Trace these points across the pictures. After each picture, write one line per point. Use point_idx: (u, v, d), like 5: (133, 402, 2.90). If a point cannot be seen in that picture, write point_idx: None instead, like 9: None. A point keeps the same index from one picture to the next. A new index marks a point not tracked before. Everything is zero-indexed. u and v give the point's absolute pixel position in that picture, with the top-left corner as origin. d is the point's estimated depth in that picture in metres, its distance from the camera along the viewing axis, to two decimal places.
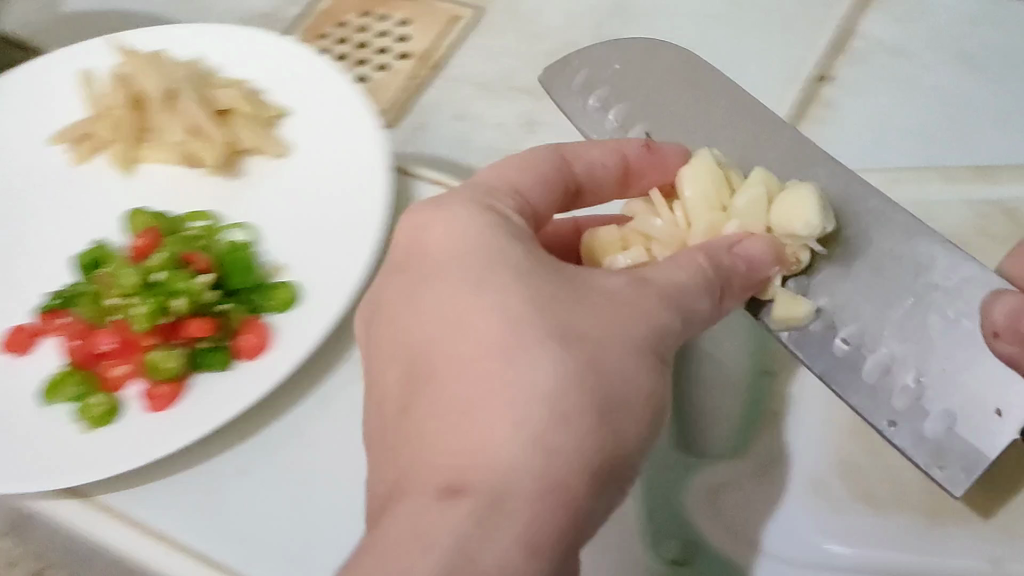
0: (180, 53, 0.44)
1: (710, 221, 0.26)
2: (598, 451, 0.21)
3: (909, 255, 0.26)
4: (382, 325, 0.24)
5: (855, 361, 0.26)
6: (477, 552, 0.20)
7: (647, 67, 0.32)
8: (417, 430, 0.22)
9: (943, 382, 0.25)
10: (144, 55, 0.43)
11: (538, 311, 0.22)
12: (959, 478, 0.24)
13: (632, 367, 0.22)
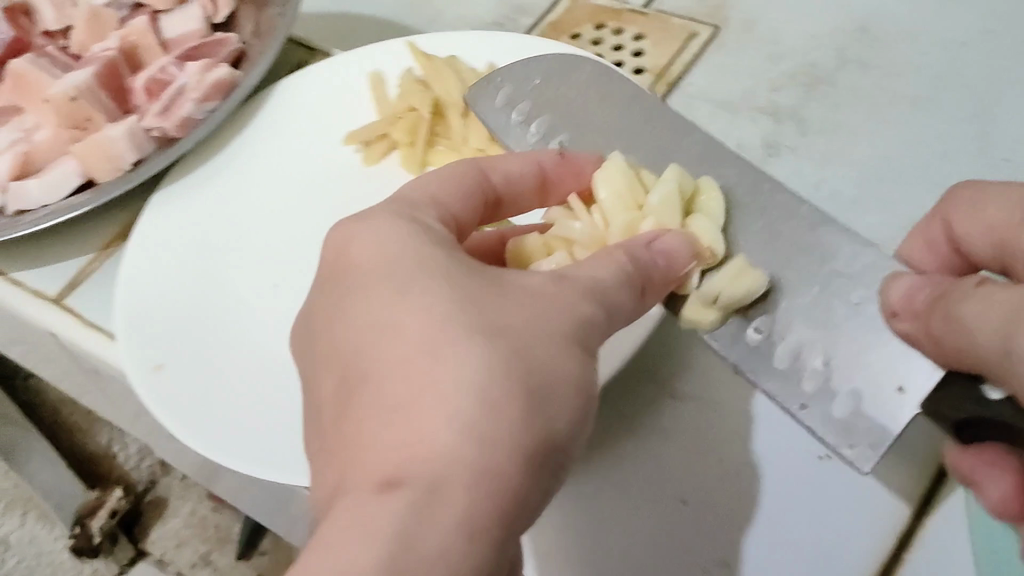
0: (473, 60, 0.63)
1: (628, 217, 0.45)
2: (521, 429, 0.31)
3: (817, 249, 0.43)
4: (337, 336, 0.35)
5: (770, 348, 0.42)
6: (415, 532, 0.28)
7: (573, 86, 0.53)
8: (358, 431, 0.32)
9: (845, 364, 0.40)
10: (441, 66, 0.61)
11: (452, 321, 0.32)
12: (865, 452, 0.39)
13: (552, 359, 0.33)
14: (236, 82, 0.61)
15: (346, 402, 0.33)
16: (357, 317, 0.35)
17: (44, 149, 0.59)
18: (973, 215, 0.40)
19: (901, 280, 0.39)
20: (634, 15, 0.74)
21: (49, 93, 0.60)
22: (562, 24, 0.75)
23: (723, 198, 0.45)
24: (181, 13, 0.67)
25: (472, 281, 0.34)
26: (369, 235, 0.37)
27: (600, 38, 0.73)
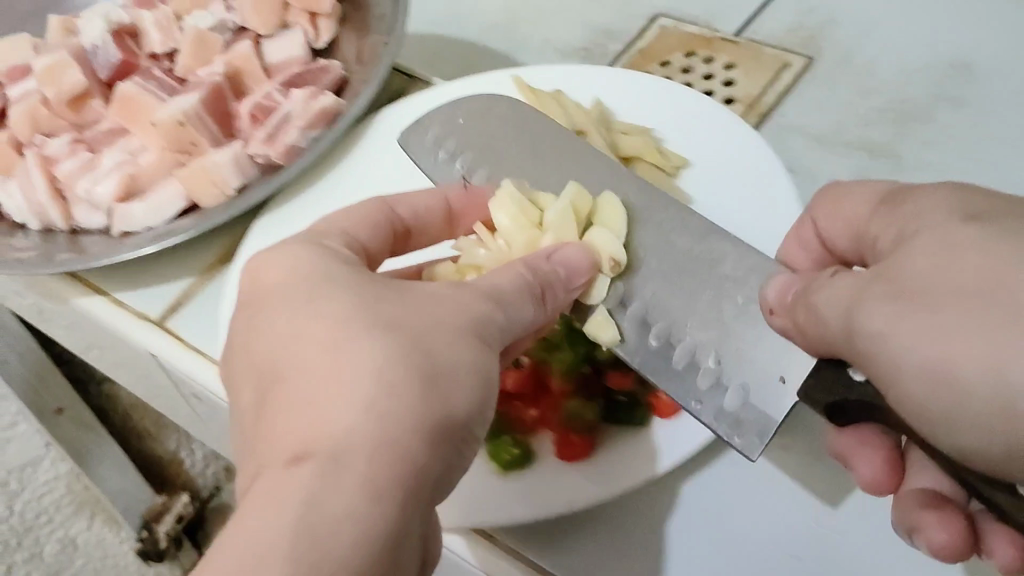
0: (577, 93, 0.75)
1: (529, 238, 0.58)
2: (412, 405, 0.41)
3: (714, 259, 0.54)
4: (260, 348, 0.45)
5: (668, 351, 0.53)
6: (320, 502, 0.37)
7: (498, 119, 0.66)
8: (275, 420, 0.42)
9: (733, 359, 0.52)
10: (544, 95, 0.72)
11: (350, 327, 0.43)
12: (753, 441, 0.50)
13: (452, 350, 0.44)
14: (339, 110, 0.73)
15: (264, 399, 0.43)
16: (275, 333, 0.45)
17: (149, 171, 0.72)
18: (835, 216, 0.51)
19: (776, 283, 0.51)
20: (725, 44, 0.91)
21: (157, 119, 0.72)
22: (654, 53, 0.92)
23: (614, 207, 0.58)
24: (284, 40, 0.80)
25: (369, 300, 0.45)
26: (287, 274, 0.47)
27: (693, 64, 0.90)
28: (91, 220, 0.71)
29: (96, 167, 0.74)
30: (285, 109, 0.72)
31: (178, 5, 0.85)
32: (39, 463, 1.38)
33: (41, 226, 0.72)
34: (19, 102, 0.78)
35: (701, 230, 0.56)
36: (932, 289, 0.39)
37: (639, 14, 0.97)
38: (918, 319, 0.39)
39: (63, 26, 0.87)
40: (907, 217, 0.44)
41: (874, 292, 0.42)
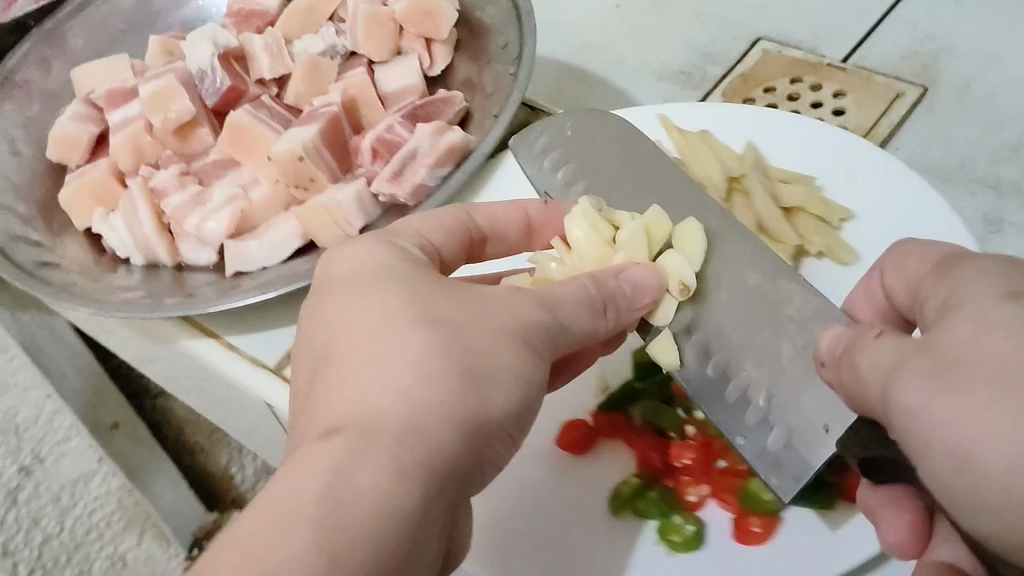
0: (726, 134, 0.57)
1: (601, 253, 0.50)
2: (453, 394, 0.38)
3: (784, 294, 0.47)
4: (311, 320, 0.43)
5: (721, 384, 0.46)
6: (347, 475, 0.35)
7: (594, 128, 0.57)
8: (319, 398, 0.39)
9: (781, 406, 0.45)
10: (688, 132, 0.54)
11: (402, 308, 0.40)
12: (791, 487, 0.43)
13: (503, 346, 0.40)
14: (472, 147, 0.57)
15: (313, 374, 0.41)
16: (328, 303, 0.43)
17: (261, 206, 0.59)
18: (898, 269, 0.40)
19: (829, 333, 0.41)
20: (834, 71, 0.84)
21: (275, 151, 0.56)
22: (757, 78, 0.86)
23: (700, 232, 0.49)
24: (401, 65, 0.63)
25: (428, 287, 0.41)
26: (352, 250, 0.45)
27: (798, 92, 0.84)
28: (198, 256, 0.58)
29: (188, 189, 0.62)
30: (411, 143, 0.56)
31: (286, 28, 0.66)
32: (90, 478, 1.30)
33: (145, 260, 0.59)
34: (121, 126, 0.61)
35: (770, 265, 0.48)
36: (968, 364, 0.32)
37: (739, 37, 0.90)
38: (946, 402, 0.32)
39: (165, 47, 0.65)
40: (952, 280, 0.36)
41: (907, 361, 0.34)
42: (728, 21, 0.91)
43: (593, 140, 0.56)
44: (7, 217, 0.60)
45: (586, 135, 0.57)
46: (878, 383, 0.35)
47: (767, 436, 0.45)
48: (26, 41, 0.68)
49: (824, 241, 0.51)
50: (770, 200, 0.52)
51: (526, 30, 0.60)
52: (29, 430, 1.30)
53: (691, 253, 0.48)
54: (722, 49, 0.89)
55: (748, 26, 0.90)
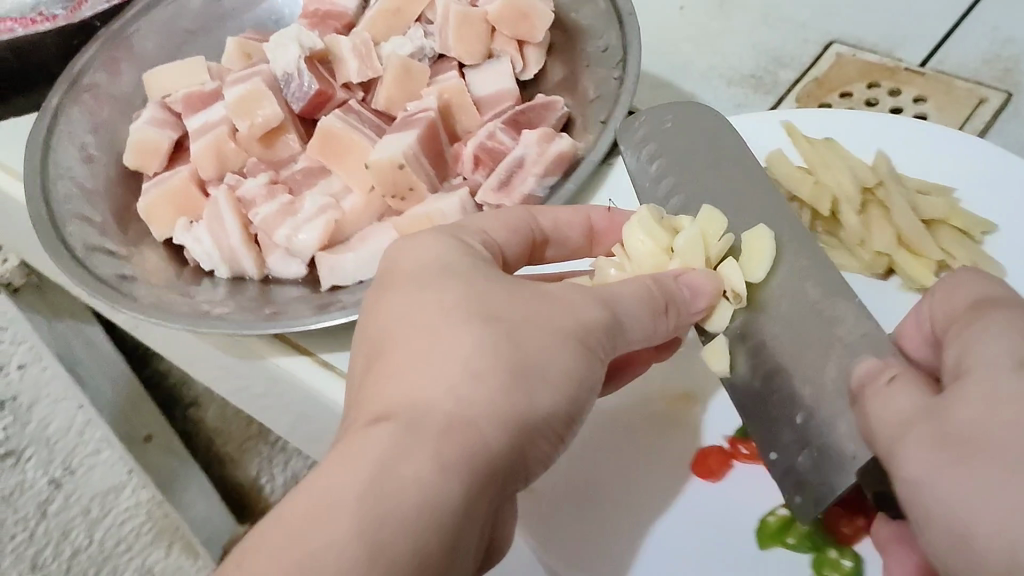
0: (849, 142, 0.52)
1: (658, 261, 0.47)
2: (499, 398, 0.36)
3: (833, 312, 0.43)
4: (365, 312, 0.42)
5: (761, 395, 0.43)
6: (394, 464, 0.33)
7: (692, 123, 0.52)
8: (369, 389, 0.37)
9: (817, 420, 0.41)
10: (819, 146, 0.52)
11: (456, 306, 0.38)
12: (809, 506, 0.40)
13: (554, 353, 0.38)
14: (580, 156, 0.54)
15: (365, 367, 0.39)
16: (382, 296, 0.41)
17: (354, 216, 0.57)
18: (944, 302, 0.39)
19: (864, 363, 0.40)
20: (912, 75, 0.76)
21: (371, 160, 0.55)
22: (830, 82, 0.77)
23: (772, 245, 0.46)
24: (492, 70, 0.61)
25: (489, 286, 0.39)
26: (415, 247, 0.43)
27: (877, 97, 0.75)
28: (286, 267, 0.57)
29: (296, 213, 0.58)
30: (517, 152, 0.55)
31: (373, 31, 0.63)
32: (121, 490, 1.22)
33: (231, 274, 0.58)
34: (199, 135, 0.60)
35: (830, 280, 0.44)
36: (985, 444, 0.31)
37: (811, 40, 0.82)
38: (957, 477, 0.32)
39: (243, 51, 0.64)
40: (969, 334, 0.36)
41: (914, 429, 0.34)
42: (797, 23, 0.84)
43: (691, 130, 0.52)
44: (85, 229, 0.59)
45: (688, 126, 0.52)
46: (888, 437, 0.35)
47: (798, 456, 0.41)
48: (92, 46, 0.66)
49: (967, 253, 0.47)
50: (912, 215, 0.48)
51: (631, 46, 0.58)
52: (59, 441, 1.21)
53: (755, 270, 0.45)
54: (792, 54, 0.81)
55: (819, 30, 0.82)
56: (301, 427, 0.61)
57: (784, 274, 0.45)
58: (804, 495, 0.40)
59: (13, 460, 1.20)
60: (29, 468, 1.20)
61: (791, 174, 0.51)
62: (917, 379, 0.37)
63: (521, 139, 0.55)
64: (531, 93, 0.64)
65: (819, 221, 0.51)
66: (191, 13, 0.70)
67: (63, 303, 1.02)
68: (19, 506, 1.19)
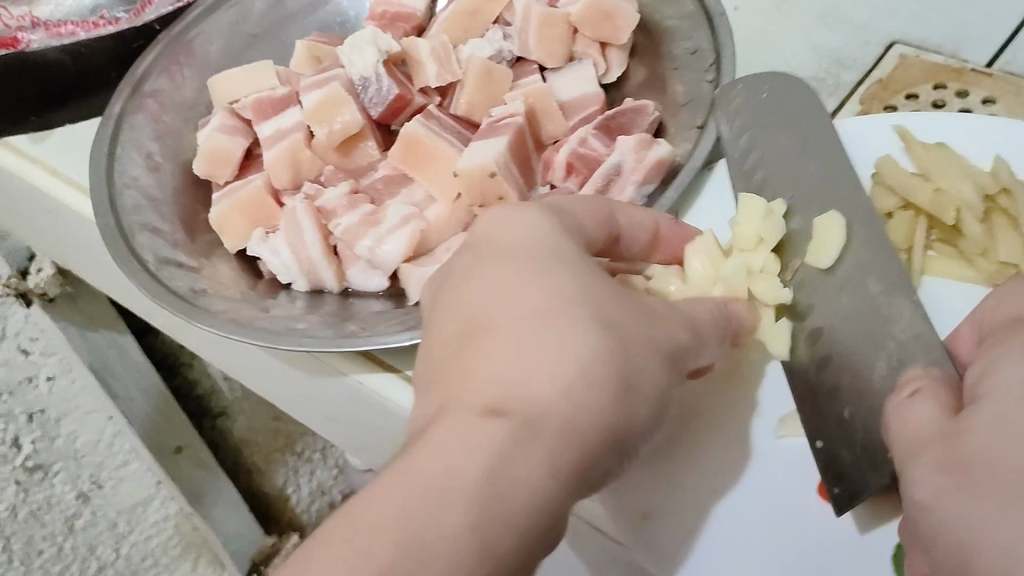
0: (965, 147, 0.51)
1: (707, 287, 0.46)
2: (610, 407, 0.34)
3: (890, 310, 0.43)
4: (458, 273, 0.39)
5: (813, 381, 0.44)
6: (506, 467, 0.32)
7: (781, 102, 0.51)
8: (468, 370, 0.35)
9: (865, 414, 0.41)
10: (933, 151, 0.50)
11: (572, 294, 0.35)
12: (843, 497, 0.41)
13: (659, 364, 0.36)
14: (678, 163, 0.53)
15: (461, 337, 0.36)
16: (481, 262, 0.38)
17: (438, 226, 0.55)
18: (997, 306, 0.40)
19: (914, 367, 0.40)
20: (979, 77, 0.67)
21: (459, 167, 0.54)
22: (894, 84, 0.68)
23: (843, 233, 0.45)
24: (573, 72, 0.59)
25: (599, 280, 0.37)
26: (518, 221, 0.39)
27: (944, 99, 0.67)
28: (367, 282, 0.55)
29: (380, 222, 0.56)
30: (614, 159, 0.53)
31: (449, 32, 0.62)
32: (149, 503, 1.17)
33: (309, 287, 0.56)
34: (274, 142, 0.58)
35: (894, 279, 0.44)
36: (987, 471, 0.33)
37: (874, 41, 0.72)
38: (960, 502, 0.33)
39: (311, 53, 0.63)
40: (995, 353, 0.36)
41: (928, 450, 0.35)
42: (858, 22, 0.73)
43: (794, 121, 0.50)
44: (154, 241, 0.56)
45: (794, 114, 0.50)
46: (905, 452, 0.36)
47: (842, 451, 0.42)
48: (152, 50, 0.63)
49: None
50: None
51: (725, 46, 0.54)
52: (87, 454, 1.12)
53: (821, 258, 0.45)
54: (854, 56, 0.71)
55: (879, 30, 0.72)
56: (360, 433, 0.60)
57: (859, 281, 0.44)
58: (843, 485, 0.41)
59: (42, 474, 1.11)
60: (56, 483, 1.13)
61: (907, 179, 0.49)
62: (941, 392, 0.38)
63: (617, 145, 0.54)
64: (612, 98, 0.62)
65: (934, 230, 0.49)
66: (255, 16, 0.68)
67: (95, 312, 0.91)
68: (46, 522, 1.14)
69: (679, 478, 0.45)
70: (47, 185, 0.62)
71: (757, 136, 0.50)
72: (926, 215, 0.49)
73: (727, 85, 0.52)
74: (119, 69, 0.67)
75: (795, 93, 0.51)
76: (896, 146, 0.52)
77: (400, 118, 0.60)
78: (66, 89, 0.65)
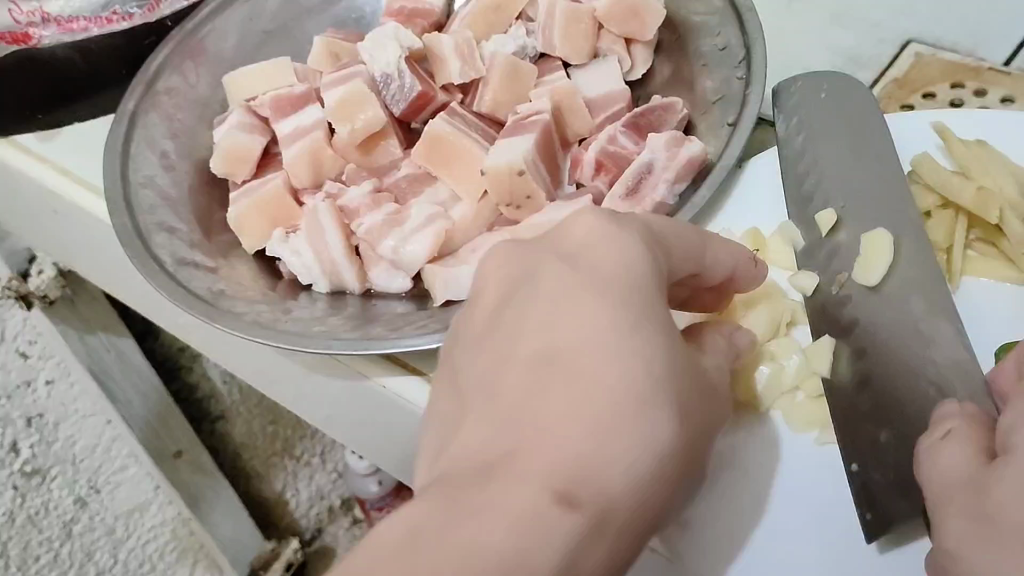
0: (1006, 148, 0.50)
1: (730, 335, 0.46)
2: (662, 506, 0.33)
3: (931, 334, 0.43)
4: (534, 300, 0.35)
5: (848, 395, 0.43)
6: (573, 564, 0.30)
7: (833, 109, 0.51)
8: (541, 425, 0.32)
9: (900, 440, 0.41)
10: (976, 149, 0.49)
11: (658, 378, 0.33)
12: (874, 523, 0.40)
13: (704, 453, 0.35)
14: (711, 162, 0.51)
15: (532, 382, 0.33)
16: (564, 299, 0.35)
17: (463, 226, 0.54)
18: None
19: (948, 405, 0.39)
20: (997, 76, 0.65)
21: (486, 166, 0.53)
22: (910, 83, 0.65)
23: (891, 247, 0.45)
24: (598, 69, 0.58)
25: (678, 355, 0.35)
26: (613, 249, 0.36)
27: (961, 99, 0.64)
28: (390, 283, 0.54)
29: (404, 221, 0.54)
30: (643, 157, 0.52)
31: (473, 28, 0.61)
32: (146, 508, 1.13)
33: (330, 288, 0.54)
34: (293, 141, 0.58)
35: (939, 302, 0.43)
36: (1012, 529, 0.32)
37: (888, 39, 0.68)
38: (990, 556, 0.32)
39: (330, 50, 0.61)
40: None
41: (956, 497, 0.34)
42: (871, 21, 0.69)
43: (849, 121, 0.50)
44: (171, 242, 0.54)
45: (846, 117, 0.50)
46: (935, 496, 0.35)
47: (875, 473, 0.40)
48: (165, 47, 0.62)
49: None
50: None
51: (756, 43, 0.53)
52: (85, 459, 1.07)
53: (867, 275, 0.45)
54: (870, 54, 0.68)
55: (894, 27, 0.69)
56: (375, 439, 0.58)
57: (908, 302, 0.44)
58: (875, 510, 0.40)
59: (39, 479, 1.04)
60: (54, 489, 1.05)
61: (947, 178, 0.48)
62: (973, 433, 0.36)
63: (648, 144, 0.52)
64: (637, 95, 0.61)
65: (975, 229, 0.48)
66: (269, 12, 0.66)
67: (94, 313, 0.89)
68: (44, 528, 1.05)
69: (723, 483, 0.43)
70: (57, 185, 0.60)
71: (812, 136, 0.50)
72: (967, 213, 0.48)
73: (785, 82, 0.53)
74: (130, 67, 0.65)
75: (859, 106, 0.51)
76: (932, 144, 0.51)
77: (422, 117, 0.60)
78: (73, 89, 0.64)
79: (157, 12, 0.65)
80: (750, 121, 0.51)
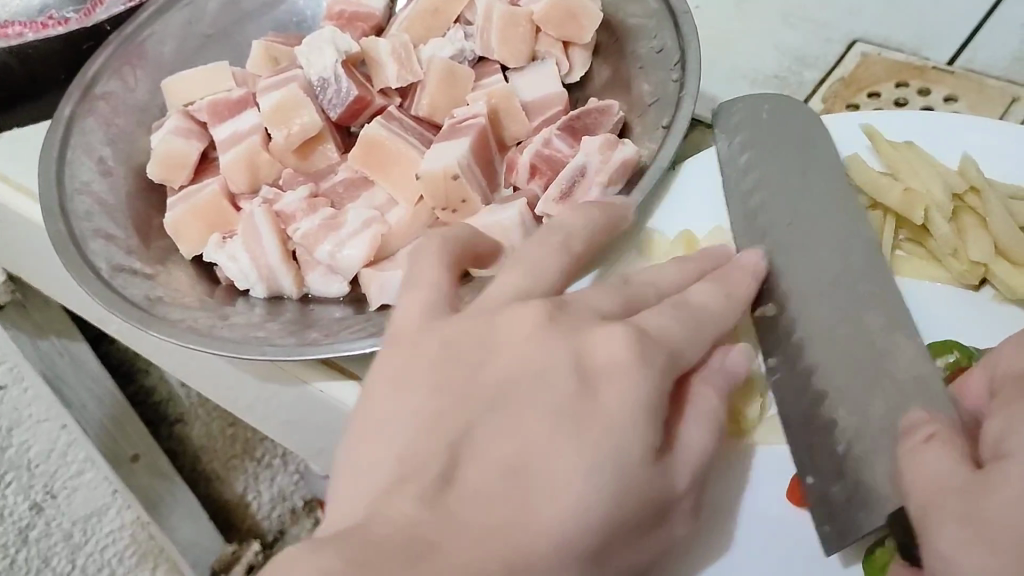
0: (930, 148, 0.50)
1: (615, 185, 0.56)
2: None
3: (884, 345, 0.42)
4: (518, 410, 0.35)
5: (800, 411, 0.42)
6: None
7: (768, 136, 0.51)
8: (472, 528, 0.31)
9: (861, 458, 0.39)
10: (903, 150, 0.50)
11: (592, 528, 0.33)
12: (832, 536, 0.39)
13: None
14: (645, 164, 0.51)
15: (484, 488, 0.32)
16: (544, 420, 0.34)
17: (400, 231, 0.54)
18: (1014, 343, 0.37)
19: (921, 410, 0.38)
20: (941, 74, 0.64)
21: (421, 171, 0.53)
22: (855, 80, 0.65)
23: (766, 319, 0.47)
24: (536, 73, 0.58)
25: (624, 504, 0.34)
26: (625, 389, 0.35)
27: (905, 97, 0.63)
28: (327, 288, 0.54)
29: (341, 226, 0.54)
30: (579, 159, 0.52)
31: (411, 31, 0.62)
32: (105, 512, 1.08)
33: (267, 294, 0.54)
34: (231, 146, 0.58)
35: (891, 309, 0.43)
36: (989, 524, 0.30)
37: (834, 38, 0.69)
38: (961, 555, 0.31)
39: (268, 54, 0.62)
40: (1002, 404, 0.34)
41: (932, 494, 0.33)
42: (818, 21, 0.70)
43: (794, 146, 0.50)
44: (108, 248, 0.54)
45: (799, 133, 0.51)
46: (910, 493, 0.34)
47: (833, 485, 0.40)
48: (103, 52, 0.62)
49: None
50: (1010, 219, 0.46)
51: (691, 45, 0.54)
52: (40, 464, 1.06)
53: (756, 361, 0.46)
54: (816, 54, 0.68)
55: (839, 27, 0.69)
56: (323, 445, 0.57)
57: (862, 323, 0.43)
58: (833, 523, 0.39)
59: None
60: None
61: (876, 179, 0.49)
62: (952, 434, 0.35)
63: (583, 147, 0.52)
64: (576, 97, 0.61)
65: (903, 230, 0.49)
66: (208, 16, 0.66)
67: (47, 320, 0.88)
68: None
69: None
70: None
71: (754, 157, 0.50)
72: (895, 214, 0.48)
73: (727, 102, 0.53)
74: (68, 69, 0.65)
75: (803, 130, 0.51)
76: (862, 145, 0.51)
77: (359, 121, 0.60)
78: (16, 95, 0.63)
79: (94, 17, 0.65)
80: (685, 121, 0.51)
